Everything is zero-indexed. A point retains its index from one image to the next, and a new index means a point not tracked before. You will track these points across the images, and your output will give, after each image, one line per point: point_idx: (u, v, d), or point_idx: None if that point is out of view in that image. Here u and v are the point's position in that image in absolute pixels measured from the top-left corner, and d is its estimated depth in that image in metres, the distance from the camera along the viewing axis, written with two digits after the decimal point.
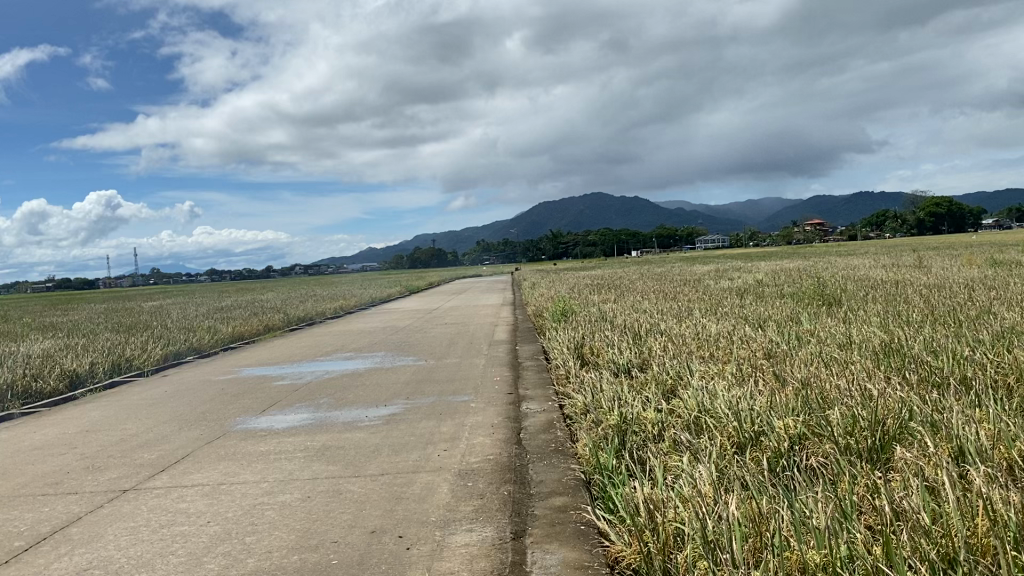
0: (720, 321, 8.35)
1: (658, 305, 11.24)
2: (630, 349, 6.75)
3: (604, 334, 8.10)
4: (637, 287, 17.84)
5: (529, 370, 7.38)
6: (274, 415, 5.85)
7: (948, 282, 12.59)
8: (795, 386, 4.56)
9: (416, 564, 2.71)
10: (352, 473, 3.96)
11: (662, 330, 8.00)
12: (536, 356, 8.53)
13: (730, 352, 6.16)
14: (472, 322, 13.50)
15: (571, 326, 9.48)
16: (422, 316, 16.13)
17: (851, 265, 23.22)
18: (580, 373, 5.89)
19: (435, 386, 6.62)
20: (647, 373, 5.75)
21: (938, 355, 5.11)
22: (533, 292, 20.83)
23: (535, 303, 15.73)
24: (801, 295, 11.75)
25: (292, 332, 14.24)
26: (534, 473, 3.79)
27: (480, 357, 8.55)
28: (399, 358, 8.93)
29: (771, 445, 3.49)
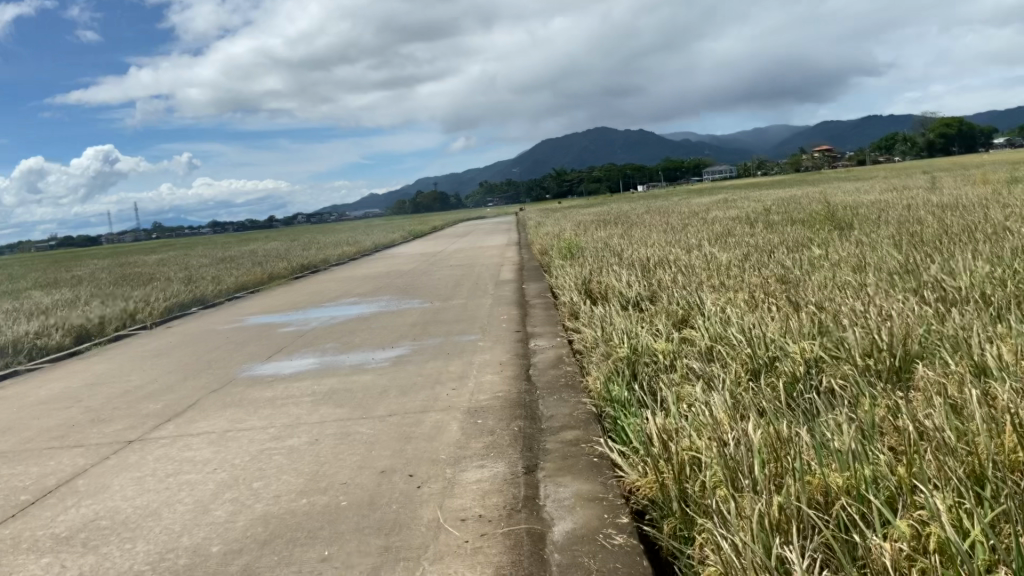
0: (730, 250, 8.22)
1: (666, 237, 11.11)
2: (638, 282, 6.66)
3: (612, 268, 8.00)
4: (643, 221, 17.64)
5: (537, 307, 7.31)
6: (280, 362, 5.80)
7: (959, 202, 12.41)
8: (809, 311, 4.46)
9: (429, 502, 2.62)
10: (359, 415, 3.90)
11: (670, 261, 7.89)
12: (543, 293, 8.45)
13: (740, 280, 6.06)
14: (478, 263, 13.38)
15: (578, 262, 9.36)
16: (428, 259, 16.01)
17: (858, 191, 22.94)
18: (589, 307, 5.80)
19: (441, 326, 6.56)
20: (657, 305, 5.66)
21: (953, 274, 5.00)
22: (539, 231, 20.65)
23: (540, 241, 15.60)
24: (810, 221, 11.59)
25: (297, 280, 14.17)
26: (545, 408, 3.72)
27: (487, 296, 8.46)
28: (405, 300, 8.86)
29: (787, 370, 3.40)
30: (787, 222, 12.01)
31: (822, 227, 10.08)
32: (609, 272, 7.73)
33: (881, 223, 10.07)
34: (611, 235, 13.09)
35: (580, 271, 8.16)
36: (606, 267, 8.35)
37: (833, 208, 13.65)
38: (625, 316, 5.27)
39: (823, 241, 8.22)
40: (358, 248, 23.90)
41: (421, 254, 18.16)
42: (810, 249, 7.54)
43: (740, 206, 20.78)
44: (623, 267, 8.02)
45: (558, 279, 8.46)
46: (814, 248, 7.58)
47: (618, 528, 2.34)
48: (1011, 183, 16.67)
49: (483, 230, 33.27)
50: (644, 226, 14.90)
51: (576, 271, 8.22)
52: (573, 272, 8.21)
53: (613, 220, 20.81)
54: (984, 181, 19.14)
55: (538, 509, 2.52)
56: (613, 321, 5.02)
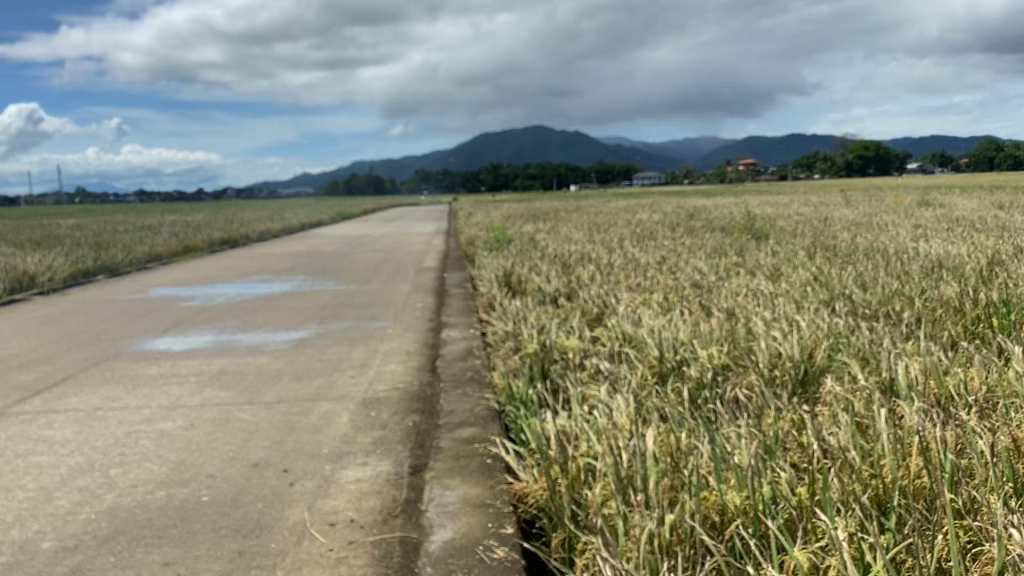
0: (654, 251, 8.13)
1: (592, 235, 11.01)
2: (558, 277, 6.50)
3: (533, 262, 7.82)
4: (573, 218, 17.53)
5: (454, 297, 7.09)
6: (172, 338, 5.44)
7: (878, 220, 12.67)
8: (724, 317, 4.34)
9: (298, 503, 2.39)
10: (244, 400, 3.62)
11: (592, 259, 7.75)
12: (463, 283, 8.22)
13: (659, 282, 5.95)
14: (401, 248, 13.06)
15: (502, 254, 9.16)
16: (351, 241, 15.57)
17: (784, 203, 23.37)
18: (504, 300, 5.60)
19: (352, 311, 6.29)
20: (573, 302, 5.49)
21: (868, 288, 4.98)
22: (468, 221, 20.34)
23: (467, 231, 15.34)
24: (735, 228, 11.66)
25: (211, 254, 13.59)
26: (444, 402, 3.50)
27: (404, 282, 8.19)
28: (319, 282, 8.53)
29: (694, 376, 3.25)
30: (713, 228, 12.02)
31: (746, 235, 10.10)
32: (530, 266, 7.55)
33: (804, 234, 10.14)
34: (539, 230, 12.92)
35: (502, 263, 7.96)
36: (528, 261, 8.18)
37: (759, 217, 13.80)
38: (539, 311, 5.09)
39: (745, 249, 8.20)
40: (282, 226, 23.20)
41: (345, 236, 17.68)
42: (733, 255, 7.49)
43: (669, 210, 20.85)
44: (545, 262, 7.85)
45: (479, 271, 8.24)
46: (736, 255, 7.54)
47: (500, 539, 2.13)
48: (929, 205, 17.08)
49: (414, 216, 32.75)
50: (573, 223, 14.77)
51: (498, 264, 8.02)
52: (495, 263, 8.01)
53: (543, 214, 20.66)
54: (904, 202, 19.60)
55: (417, 515, 2.29)
56: (525, 316, 4.83)
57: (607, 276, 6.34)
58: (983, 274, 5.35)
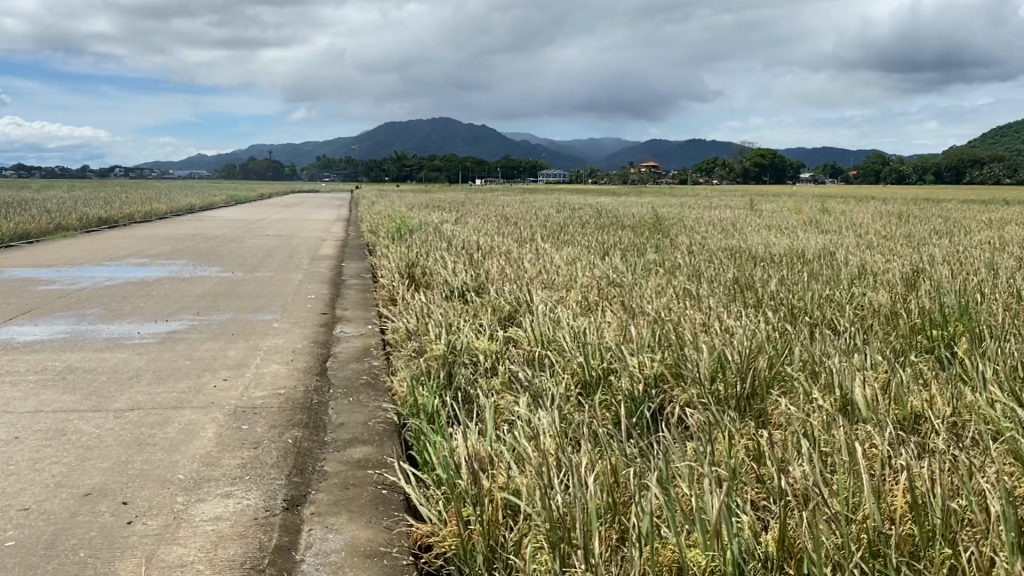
0: (565, 247, 7.75)
1: (499, 228, 10.55)
2: (466, 271, 6.04)
3: (438, 254, 7.31)
4: (479, 210, 17.08)
5: (351, 288, 6.53)
6: (17, 327, 4.68)
7: (783, 225, 12.72)
8: (650, 318, 3.98)
9: (134, 551, 1.85)
10: (90, 406, 3.02)
11: (501, 253, 7.29)
12: (362, 273, 7.63)
13: (574, 279, 5.56)
14: (296, 235, 12.27)
15: (405, 245, 8.58)
16: (243, 226, 14.63)
17: (687, 205, 23.55)
18: (407, 295, 5.09)
19: (234, 302, 5.66)
20: (483, 298, 5.03)
21: (795, 294, 4.72)
22: (369, 209, 19.53)
23: (367, 220, 14.62)
24: (644, 226, 11.45)
25: (83, 234, 12.43)
26: (332, 413, 3.00)
27: (297, 271, 7.56)
28: (201, 267, 7.80)
29: (625, 386, 2.87)
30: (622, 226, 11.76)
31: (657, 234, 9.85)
32: (436, 257, 7.03)
33: (714, 235, 9.96)
34: (443, 221, 12.36)
35: (403, 255, 7.40)
36: (433, 252, 7.66)
37: (667, 218, 13.68)
38: (446, 306, 4.61)
39: (658, 247, 7.91)
40: (169, 207, 21.76)
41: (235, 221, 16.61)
42: (647, 254, 7.18)
43: (575, 207, 20.58)
44: (451, 253, 7.36)
45: (380, 261, 7.67)
46: (652, 254, 7.21)
47: None
48: (829, 213, 17.34)
49: (313, 202, 31.51)
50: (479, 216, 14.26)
51: (400, 254, 7.47)
52: (396, 254, 7.45)
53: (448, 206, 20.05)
54: (804, 208, 19.92)
55: (291, 567, 1.81)
56: (431, 313, 4.34)
57: (519, 272, 5.91)
58: (906, 283, 5.18)
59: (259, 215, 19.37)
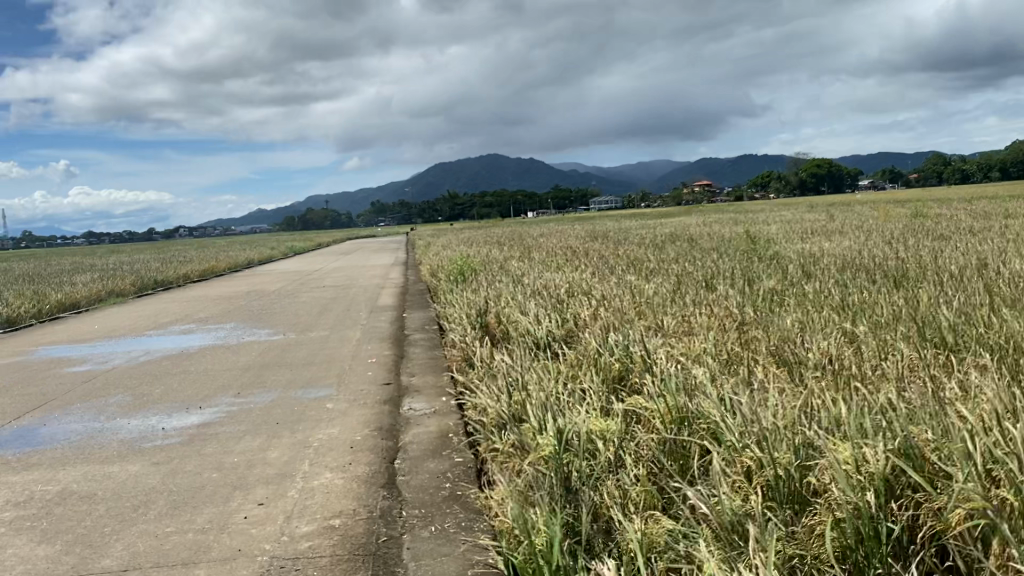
0: (659, 280, 6.66)
1: (573, 263, 9.46)
2: (551, 317, 5.08)
3: (514, 298, 6.29)
4: (544, 243, 16.13)
5: (417, 346, 5.62)
6: (21, 429, 3.87)
7: (888, 232, 11.42)
8: (820, 378, 2.95)
9: None
10: (69, 567, 2.13)
11: (586, 292, 6.25)
12: (428, 327, 6.66)
13: (688, 320, 4.52)
14: (352, 286, 11.36)
15: (473, 289, 7.58)
16: (300, 278, 13.96)
17: (762, 219, 22.24)
18: (486, 356, 4.15)
19: (283, 375, 4.79)
20: (580, 354, 4.04)
21: (992, 319, 3.62)
22: (425, 252, 18.52)
23: (426, 263, 13.63)
24: (733, 246, 10.31)
25: (132, 300, 11.79)
26: (410, 564, 2.04)
27: (354, 328, 6.68)
28: (250, 331, 7.00)
29: (856, 514, 1.89)
30: (708, 248, 10.55)
31: (752, 254, 8.66)
32: (512, 303, 6.02)
33: (822, 251, 8.70)
34: (508, 259, 11.31)
35: (472, 302, 6.41)
36: (507, 296, 6.64)
37: (753, 235, 12.50)
38: (536, 371, 3.64)
39: (768, 270, 6.76)
40: (226, 264, 21.26)
41: (288, 274, 15.77)
42: (760, 280, 6.06)
43: (644, 232, 19.29)
44: (527, 296, 6.35)
45: (446, 312, 6.68)
46: (766, 279, 6.07)
47: None
48: (925, 216, 15.80)
49: (368, 249, 30.81)
50: (544, 250, 13.17)
51: (469, 300, 6.48)
52: (465, 301, 6.47)
53: (507, 241, 18.96)
54: (891, 214, 18.38)
55: None
56: (523, 386, 3.38)
57: (617, 314, 4.88)
58: None
59: (313, 265, 18.53)
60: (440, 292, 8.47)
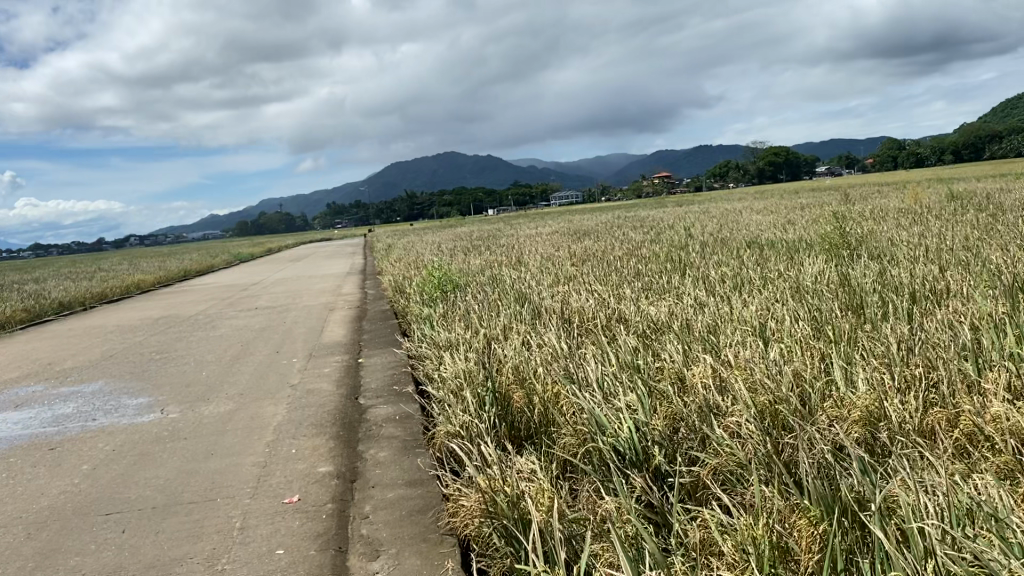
0: (760, 302, 4.29)
1: (592, 274, 6.82)
2: (640, 399, 2.76)
3: (547, 352, 3.74)
4: (529, 244, 13.60)
5: (382, 438, 3.19)
6: None
7: (970, 214, 9.13)
8: None
9: None
10: None
11: (666, 334, 3.74)
12: (403, 391, 4.06)
13: (970, 433, 2.16)
14: (293, 309, 8.66)
15: (466, 326, 5.02)
16: (232, 297, 11.22)
17: (764, 208, 19.95)
18: (560, 551, 1.79)
19: (101, 547, 2.28)
20: (805, 562, 1.66)
21: None
22: (388, 258, 15.85)
23: (388, 275, 10.84)
24: (789, 242, 7.97)
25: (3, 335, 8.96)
26: None
27: (277, 393, 4.18)
28: (113, 404, 4.40)
29: None
30: (761, 246, 7.97)
31: (850, 254, 6.13)
32: (547, 366, 3.50)
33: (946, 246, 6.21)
34: (495, 270, 8.61)
35: (477, 359, 3.83)
36: (529, 344, 4.08)
37: (794, 228, 10.17)
38: None
39: (939, 280, 4.28)
40: (156, 278, 18.27)
41: (221, 291, 12.84)
42: (966, 302, 3.60)
43: (638, 227, 16.59)
44: (565, 344, 3.81)
45: (430, 375, 4.11)
46: (970, 302, 3.63)
47: None
48: (966, 196, 13.59)
49: (325, 254, 27.81)
50: (536, 254, 10.61)
51: (473, 356, 3.91)
52: (462, 352, 4.00)
53: (481, 243, 16.11)
54: (920, 195, 16.00)
55: None
56: None
57: (790, 412, 2.50)
58: None
59: (253, 279, 15.53)
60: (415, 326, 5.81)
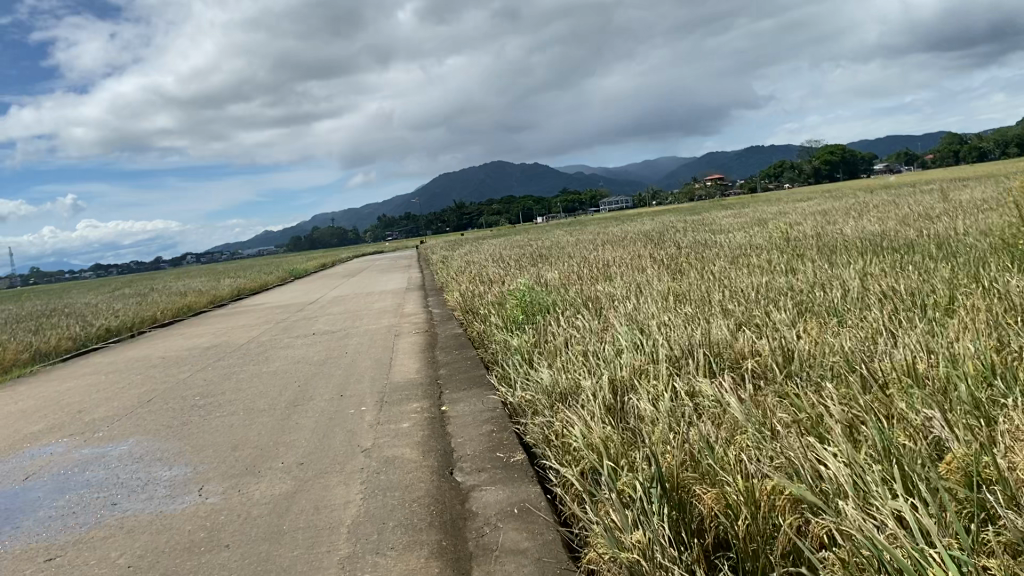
0: (982, 335, 3.23)
1: (708, 292, 5.72)
2: (929, 512, 1.77)
3: (722, 419, 2.70)
4: (603, 254, 12.57)
5: (504, 552, 2.21)
6: None
7: None
8: None
9: None
10: None
11: (891, 390, 2.66)
12: (514, 463, 3.03)
13: None
14: (354, 335, 7.76)
15: (577, 367, 4.03)
16: (287, 320, 10.39)
17: (847, 207, 18.56)
18: None
19: None
20: None
21: None
22: (449, 272, 14.96)
23: (455, 293, 9.90)
24: (930, 248, 6.80)
25: (44, 370, 8.23)
26: None
27: (346, 465, 3.22)
28: (138, 478, 3.48)
29: None
30: (900, 254, 6.74)
31: None
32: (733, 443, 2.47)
33: None
34: (580, 286, 7.60)
35: (621, 433, 2.81)
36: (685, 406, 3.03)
37: (914, 230, 8.98)
38: None
39: None
40: (209, 298, 17.62)
41: (276, 313, 12.05)
42: None
43: (715, 232, 15.41)
44: (744, 400, 2.76)
45: (550, 445, 3.07)
46: None
47: None
48: None
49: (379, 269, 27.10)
50: (617, 265, 9.58)
51: (613, 428, 2.88)
52: (593, 415, 3.02)
53: (548, 254, 15.08)
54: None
55: None
56: None
57: None
58: None
59: (310, 298, 14.67)
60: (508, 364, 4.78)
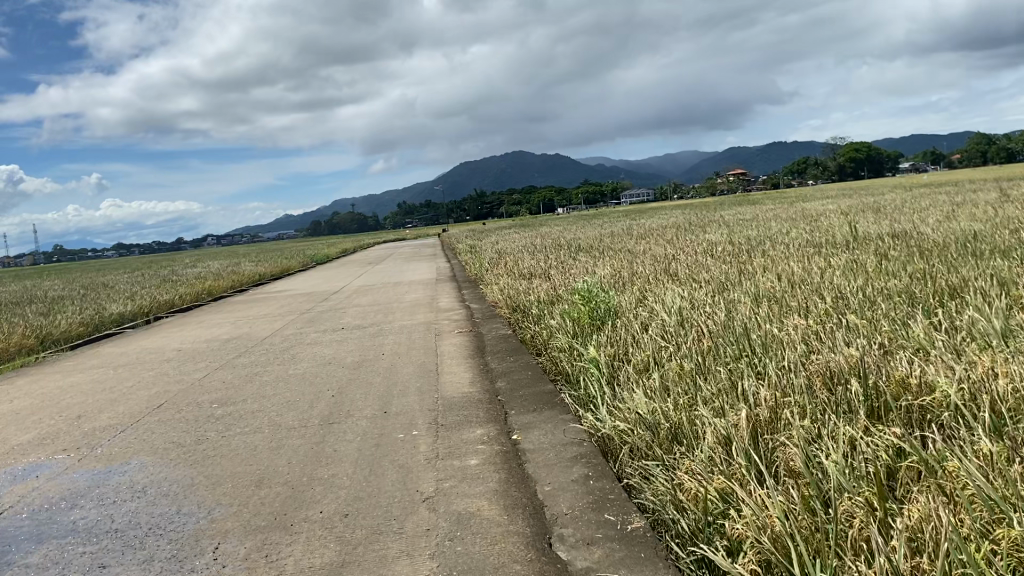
0: None
1: (806, 300, 4.94)
2: None
3: (950, 494, 1.94)
4: (647, 248, 11.79)
5: None
6: None
7: None
8: None
9: None
10: None
11: None
12: (636, 536, 2.25)
13: None
14: (389, 332, 7.01)
15: (681, 393, 3.26)
16: (312, 311, 9.67)
17: (892, 204, 17.68)
18: None
19: None
20: None
21: None
22: (480, 263, 14.22)
23: (495, 287, 9.15)
24: None
25: (49, 359, 7.54)
26: None
27: (405, 522, 2.45)
28: (137, 523, 2.74)
29: None
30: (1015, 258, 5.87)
31: None
32: (994, 546, 1.73)
33: None
34: (640, 284, 6.82)
35: (801, 506, 2.05)
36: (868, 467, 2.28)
37: (1003, 231, 8.14)
38: None
39: None
40: (229, 283, 16.96)
41: (299, 302, 11.33)
42: None
43: (760, 227, 14.59)
44: (974, 465, 2.01)
45: (685, 511, 2.30)
46: None
47: None
48: None
49: (402, 257, 26.39)
50: (671, 260, 8.80)
51: (787, 500, 2.12)
52: (743, 478, 2.27)
53: (585, 246, 14.31)
54: None
55: None
56: None
57: None
58: None
59: (337, 287, 13.86)
60: (585, 382, 3.98)
